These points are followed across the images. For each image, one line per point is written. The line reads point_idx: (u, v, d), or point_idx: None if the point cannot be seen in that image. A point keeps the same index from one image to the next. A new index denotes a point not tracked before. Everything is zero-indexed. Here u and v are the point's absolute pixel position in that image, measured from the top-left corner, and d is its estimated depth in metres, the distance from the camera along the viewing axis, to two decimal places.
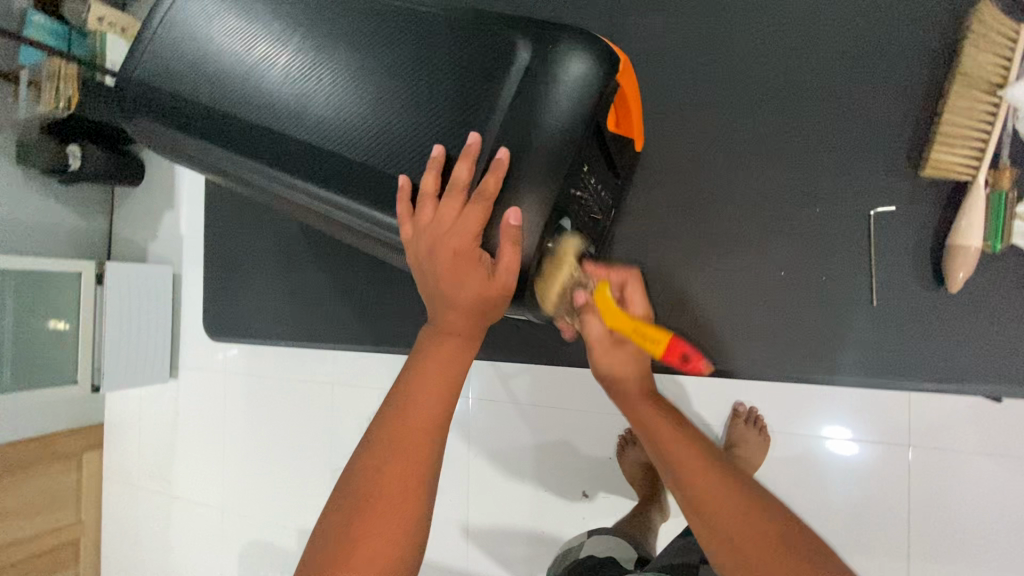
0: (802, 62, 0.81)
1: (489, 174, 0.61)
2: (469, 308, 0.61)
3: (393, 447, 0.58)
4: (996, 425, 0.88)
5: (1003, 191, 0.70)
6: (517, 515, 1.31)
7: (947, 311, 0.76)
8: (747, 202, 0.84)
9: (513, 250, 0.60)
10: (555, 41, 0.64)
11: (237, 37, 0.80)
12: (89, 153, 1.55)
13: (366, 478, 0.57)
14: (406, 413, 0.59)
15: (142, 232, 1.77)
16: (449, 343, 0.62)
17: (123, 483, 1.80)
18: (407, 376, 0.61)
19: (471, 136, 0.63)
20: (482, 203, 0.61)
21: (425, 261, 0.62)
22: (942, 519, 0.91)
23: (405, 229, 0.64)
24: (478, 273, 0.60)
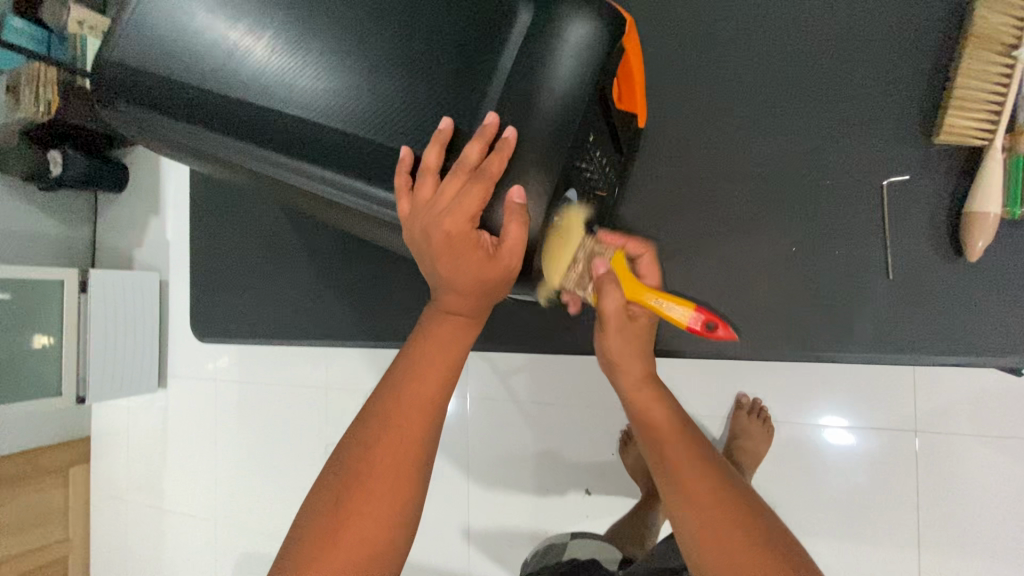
0: (805, 32, 0.79)
1: (495, 154, 0.56)
2: (470, 290, 0.57)
3: (385, 431, 0.53)
4: (989, 410, 0.94)
5: (1021, 155, 0.68)
6: (520, 515, 1.27)
7: (965, 282, 0.73)
8: (754, 177, 0.82)
9: (519, 231, 0.56)
10: (557, 2, 0.61)
11: (216, 12, 0.75)
12: (70, 159, 1.51)
13: (356, 465, 0.52)
14: (401, 394, 0.55)
15: (126, 239, 1.72)
16: (449, 325, 0.58)
17: (111, 498, 1.74)
18: (403, 356, 0.57)
19: (490, 118, 0.58)
20: (485, 183, 0.55)
21: (421, 242, 0.57)
22: (940, 500, 0.96)
23: (402, 206, 0.58)
24: (480, 256, 0.55)
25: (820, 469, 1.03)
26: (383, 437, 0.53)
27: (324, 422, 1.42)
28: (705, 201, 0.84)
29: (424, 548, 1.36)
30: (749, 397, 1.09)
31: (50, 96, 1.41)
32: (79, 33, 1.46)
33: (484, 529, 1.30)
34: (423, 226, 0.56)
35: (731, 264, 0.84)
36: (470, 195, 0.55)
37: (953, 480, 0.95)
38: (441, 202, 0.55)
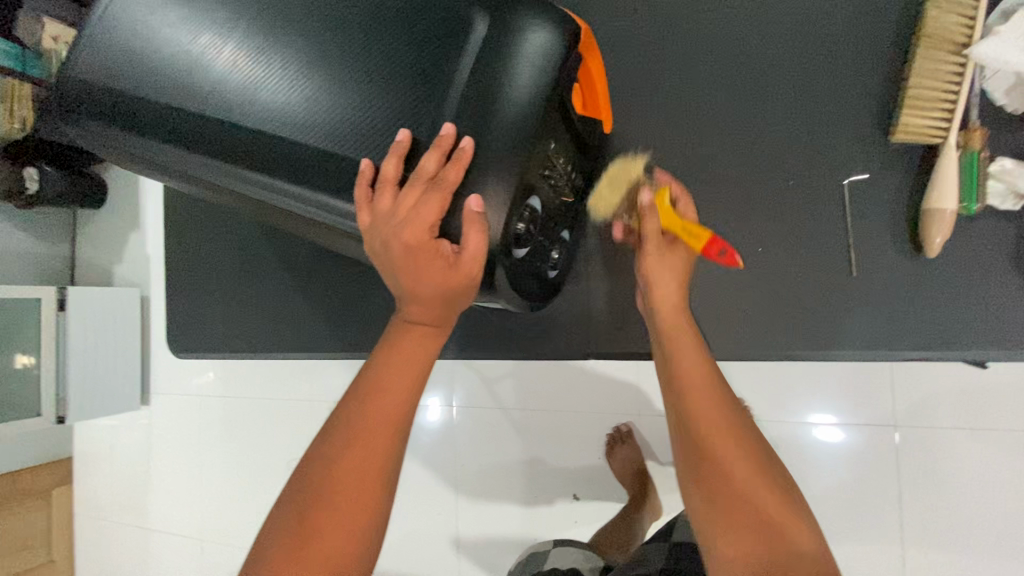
0: (767, 35, 0.80)
1: (453, 165, 0.56)
2: (432, 298, 0.57)
3: (351, 443, 0.53)
4: (973, 401, 0.94)
5: (974, 152, 0.69)
6: (507, 522, 1.26)
7: (928, 278, 0.74)
8: (722, 179, 0.83)
9: (478, 237, 0.56)
10: (512, 12, 0.62)
11: (177, 26, 0.75)
12: (46, 174, 1.47)
13: (320, 478, 0.52)
14: (366, 407, 0.54)
15: (106, 254, 1.69)
16: (414, 335, 0.58)
17: (94, 518, 1.70)
18: (368, 368, 0.57)
19: (445, 128, 0.58)
20: (441, 193, 0.56)
21: (382, 253, 0.58)
22: (929, 489, 0.96)
23: (363, 218, 0.59)
24: (440, 264, 0.56)
25: (807, 465, 1.03)
26: (347, 451, 0.53)
27: (309, 432, 1.41)
28: None
29: (413, 558, 1.35)
30: None
31: (27, 115, 1.41)
32: (55, 49, 1.41)
33: (473, 538, 1.29)
34: (383, 237, 0.57)
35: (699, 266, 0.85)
36: (429, 204, 0.55)
37: (935, 468, 0.96)
38: (400, 212, 0.56)
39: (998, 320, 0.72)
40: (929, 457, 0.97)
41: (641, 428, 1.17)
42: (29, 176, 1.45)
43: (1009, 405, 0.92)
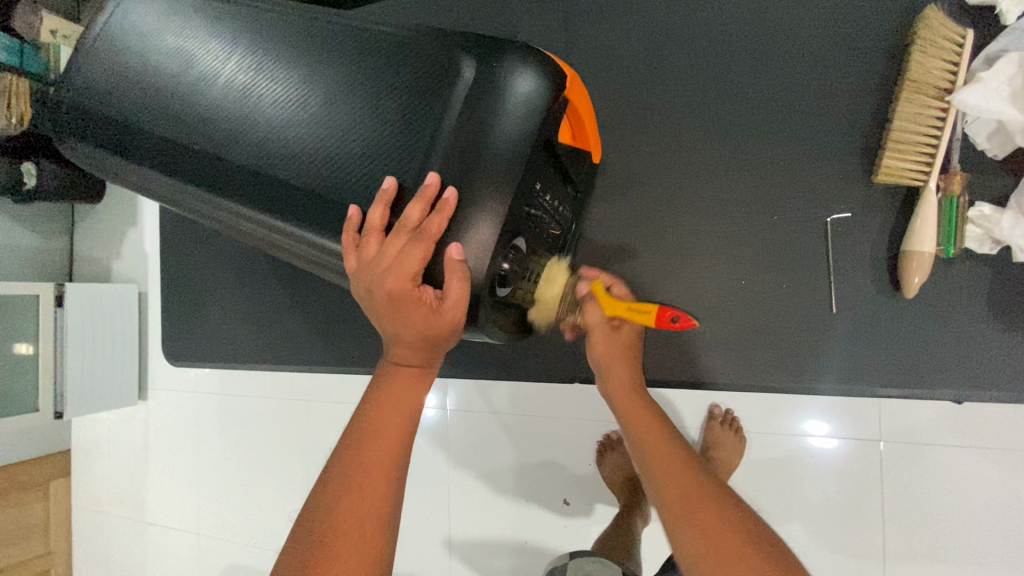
0: (759, 69, 0.82)
1: (435, 215, 0.59)
2: (418, 343, 0.60)
3: (349, 488, 0.56)
4: (969, 420, 0.86)
5: (953, 197, 0.71)
6: (498, 527, 1.23)
7: (906, 313, 0.77)
8: (713, 209, 0.85)
9: (460, 285, 0.58)
10: (499, 57, 0.63)
11: (172, 56, 0.76)
12: (47, 169, 1.40)
13: (322, 522, 0.55)
14: (361, 451, 0.57)
15: (100, 247, 1.65)
16: (402, 378, 0.61)
17: (91, 510, 1.69)
18: (360, 413, 0.60)
19: (429, 177, 0.60)
20: (424, 243, 0.58)
21: (368, 299, 0.60)
22: (943, 515, 0.88)
23: (350, 262, 0.62)
24: (424, 311, 0.58)
25: (803, 481, 0.95)
26: (346, 495, 0.55)
27: (306, 436, 1.37)
28: (660, 234, 0.87)
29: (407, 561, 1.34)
30: (721, 408, 0.99)
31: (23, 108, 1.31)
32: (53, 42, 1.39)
33: (463, 542, 1.26)
34: (368, 283, 0.60)
35: (683, 294, 0.86)
36: (412, 253, 0.58)
37: (931, 488, 0.89)
38: (385, 261, 0.58)
39: (967, 376, 0.76)
40: (926, 482, 0.89)
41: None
42: (26, 171, 1.39)
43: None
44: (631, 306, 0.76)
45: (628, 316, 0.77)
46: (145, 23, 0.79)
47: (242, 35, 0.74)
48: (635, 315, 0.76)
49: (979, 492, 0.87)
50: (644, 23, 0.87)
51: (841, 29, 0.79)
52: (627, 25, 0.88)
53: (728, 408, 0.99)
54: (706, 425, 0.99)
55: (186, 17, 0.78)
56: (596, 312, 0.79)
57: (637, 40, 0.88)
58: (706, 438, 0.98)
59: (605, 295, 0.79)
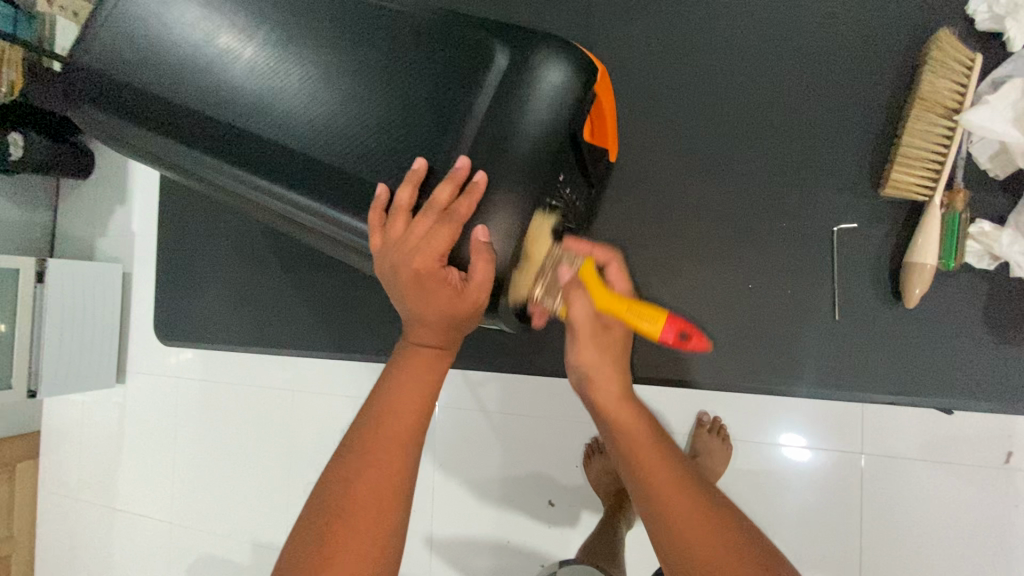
0: (772, 83, 0.85)
1: (465, 198, 0.59)
2: (439, 324, 0.60)
3: (365, 464, 0.56)
4: (942, 434, 0.90)
5: (957, 213, 0.74)
6: (482, 525, 1.22)
7: (901, 324, 0.80)
8: (718, 214, 0.87)
9: (485, 266, 0.58)
10: (533, 49, 0.64)
11: (197, 26, 0.76)
12: (31, 142, 1.36)
13: (338, 497, 0.55)
14: (378, 429, 0.58)
15: (83, 225, 1.60)
16: (421, 359, 0.61)
17: (57, 494, 1.64)
18: (377, 393, 0.60)
19: (460, 161, 0.61)
20: (452, 224, 0.59)
21: (391, 276, 0.61)
22: (909, 524, 0.91)
23: (375, 240, 0.62)
24: (448, 292, 0.59)
25: (785, 489, 0.96)
26: (364, 471, 0.56)
27: (291, 425, 1.35)
28: (668, 236, 0.89)
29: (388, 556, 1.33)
30: (710, 416, 1.00)
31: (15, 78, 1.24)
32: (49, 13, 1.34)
33: (447, 538, 1.25)
34: (393, 262, 0.60)
35: (687, 295, 0.88)
36: (439, 234, 0.58)
37: (902, 500, 0.91)
38: (411, 240, 0.59)
39: (954, 388, 0.78)
40: (902, 492, 0.91)
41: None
42: (11, 141, 1.34)
43: (998, 443, 0.88)
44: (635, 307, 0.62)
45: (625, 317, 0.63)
46: None
47: (270, 11, 0.74)
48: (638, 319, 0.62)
49: (950, 504, 0.89)
50: (662, 31, 0.89)
51: (854, 45, 0.82)
52: (645, 31, 0.90)
53: (716, 417, 1.00)
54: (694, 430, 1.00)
55: None
56: (585, 305, 0.65)
57: (654, 47, 0.90)
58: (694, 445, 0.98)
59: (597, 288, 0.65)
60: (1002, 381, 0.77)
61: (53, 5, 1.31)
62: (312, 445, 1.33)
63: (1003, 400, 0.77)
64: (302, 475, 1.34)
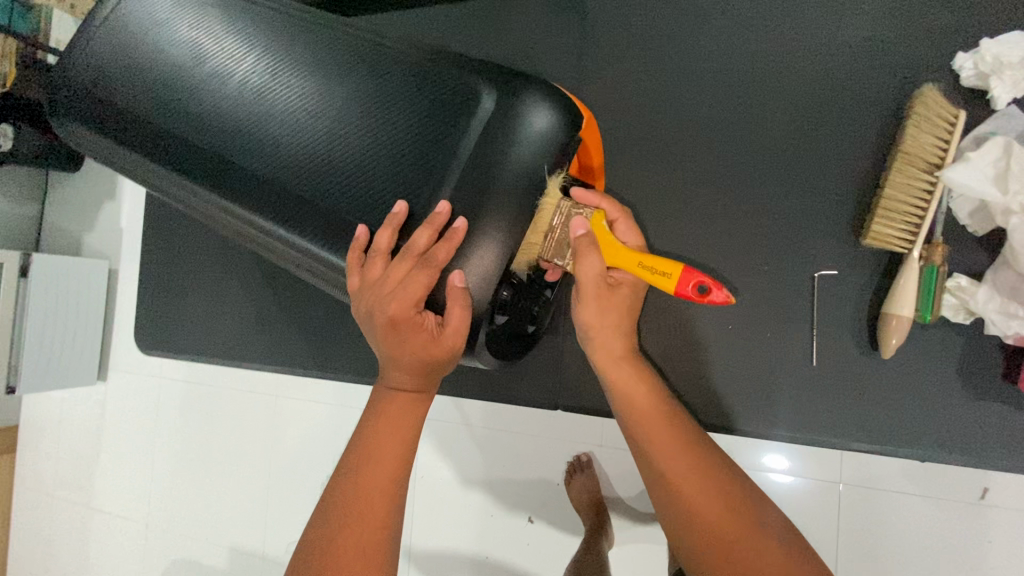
0: (762, 123, 0.85)
1: (444, 243, 0.60)
2: (414, 368, 0.61)
3: (347, 516, 0.58)
4: None
5: (935, 266, 0.74)
6: (459, 539, 1.16)
7: (879, 372, 0.81)
8: (704, 252, 0.87)
9: (461, 313, 0.59)
10: (519, 93, 0.64)
11: (187, 48, 0.75)
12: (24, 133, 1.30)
13: (322, 550, 0.57)
14: (356, 482, 0.59)
15: (69, 219, 1.57)
16: (398, 403, 0.62)
17: (32, 492, 1.61)
18: (360, 433, 0.62)
19: (441, 206, 0.62)
20: (429, 270, 0.60)
21: (369, 319, 0.62)
22: None
23: (353, 282, 0.64)
24: (424, 337, 0.60)
25: None
26: (346, 524, 0.58)
27: (272, 435, 1.33)
28: None
29: None
30: None
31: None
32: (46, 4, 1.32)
33: (424, 551, 1.19)
34: (370, 305, 0.61)
35: (669, 334, 0.89)
36: (415, 280, 0.59)
37: None
38: (388, 286, 0.60)
39: (928, 438, 0.79)
40: (885, 528, 0.85)
41: (603, 459, 1.08)
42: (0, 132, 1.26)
43: (972, 478, 0.82)
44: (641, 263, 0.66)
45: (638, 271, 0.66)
46: (160, 10, 0.78)
47: (260, 35, 0.73)
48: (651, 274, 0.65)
49: None
50: (657, 66, 0.90)
51: (842, 91, 0.83)
52: (640, 66, 0.91)
53: None
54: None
55: (204, 11, 0.76)
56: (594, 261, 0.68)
57: (649, 81, 0.90)
58: None
59: (607, 239, 0.68)
60: (976, 435, 0.78)
61: None
62: (290, 457, 1.31)
63: (975, 451, 0.78)
64: (279, 486, 1.32)
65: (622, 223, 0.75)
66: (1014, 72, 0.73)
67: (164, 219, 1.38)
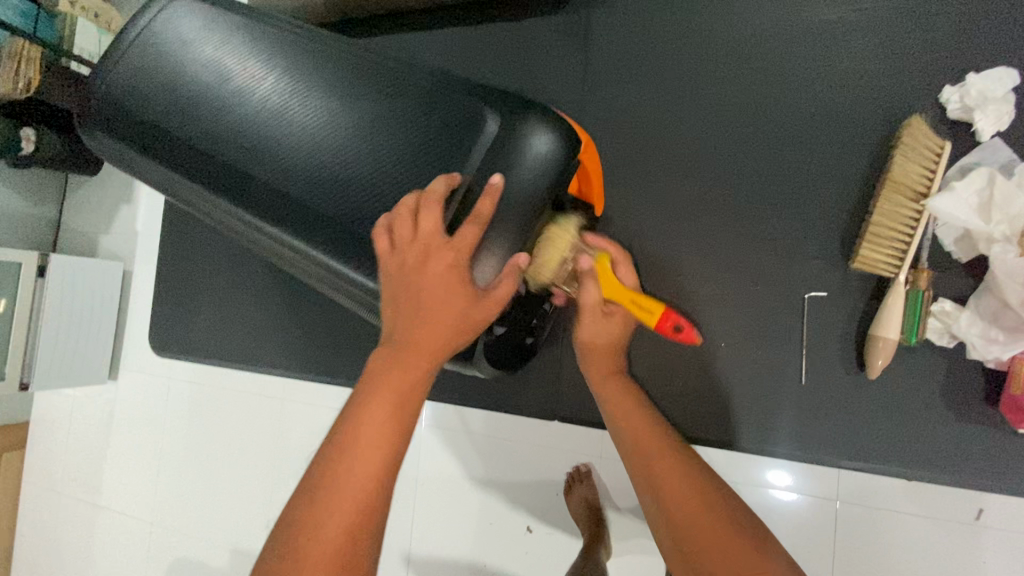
0: (756, 149, 0.89)
1: (485, 197, 0.64)
2: (448, 327, 0.63)
3: (336, 496, 0.57)
4: None
5: (920, 291, 0.78)
6: (458, 545, 1.19)
7: (865, 393, 0.83)
8: (698, 272, 0.91)
9: (510, 276, 0.64)
10: (522, 118, 0.68)
11: (212, 67, 0.80)
12: (44, 137, 1.35)
13: (307, 530, 0.56)
14: (355, 451, 0.59)
15: (88, 222, 1.62)
16: (408, 370, 0.62)
17: (41, 484, 1.65)
18: (360, 399, 0.61)
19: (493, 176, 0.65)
20: (476, 226, 0.64)
21: (398, 275, 0.64)
22: None
23: (382, 243, 0.65)
24: (467, 293, 0.63)
25: None
26: (334, 502, 0.57)
27: (276, 438, 1.36)
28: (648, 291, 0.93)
29: None
30: None
31: (31, 74, 1.25)
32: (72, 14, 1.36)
33: (423, 557, 1.21)
34: (403, 261, 0.64)
35: (664, 350, 0.92)
36: (464, 235, 0.64)
37: None
38: (428, 241, 0.64)
39: (911, 458, 0.82)
40: (883, 543, 0.85)
41: (602, 470, 1.10)
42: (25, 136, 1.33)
43: (965, 497, 0.82)
44: (637, 301, 0.79)
45: (631, 307, 0.80)
46: (188, 30, 0.82)
47: (282, 55, 0.78)
48: (638, 309, 0.80)
49: None
50: (655, 92, 0.94)
51: (834, 120, 0.86)
52: (639, 92, 0.95)
53: None
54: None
55: (230, 31, 0.81)
56: (594, 290, 0.79)
57: (647, 108, 0.95)
58: None
59: (609, 277, 0.79)
60: (958, 457, 0.80)
61: (75, 5, 1.38)
62: (294, 459, 1.34)
63: (959, 471, 0.80)
64: (282, 487, 1.35)
65: (624, 266, 0.86)
66: (997, 105, 0.77)
67: (181, 224, 1.43)
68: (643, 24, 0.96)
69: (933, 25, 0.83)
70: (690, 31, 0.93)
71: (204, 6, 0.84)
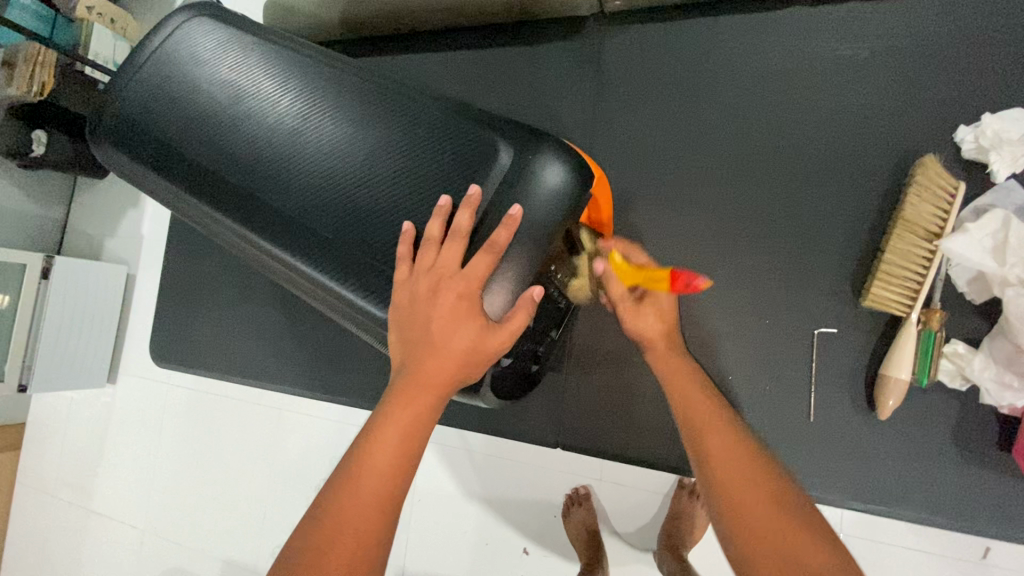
0: (768, 179, 0.89)
1: (502, 227, 0.64)
2: (460, 357, 0.62)
3: (338, 530, 0.56)
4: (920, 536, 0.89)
5: (932, 331, 0.77)
6: (453, 567, 1.16)
7: (875, 431, 0.82)
8: (708, 301, 0.90)
9: (524, 309, 0.63)
10: (535, 151, 0.68)
11: (225, 88, 0.80)
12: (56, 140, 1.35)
13: (308, 564, 0.54)
14: (360, 482, 0.57)
15: (94, 224, 1.62)
16: (421, 400, 0.61)
17: (35, 488, 1.63)
18: (370, 428, 0.61)
19: (512, 207, 0.65)
20: (491, 255, 0.63)
21: (417, 303, 0.63)
22: None
23: (402, 269, 0.66)
24: (480, 324, 0.62)
25: None
26: (337, 536, 0.55)
27: (274, 447, 1.35)
28: None
29: None
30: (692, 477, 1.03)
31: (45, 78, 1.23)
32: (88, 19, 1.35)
33: None
34: (420, 290, 0.64)
35: None
36: (478, 265, 0.63)
37: None
38: (445, 270, 0.64)
39: (922, 499, 0.80)
40: None
41: (602, 493, 1.09)
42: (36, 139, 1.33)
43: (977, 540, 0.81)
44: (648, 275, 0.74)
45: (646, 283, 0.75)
46: (203, 48, 0.83)
47: (295, 77, 0.78)
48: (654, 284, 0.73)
49: None
50: (668, 119, 0.94)
51: (846, 155, 0.86)
52: (652, 119, 0.95)
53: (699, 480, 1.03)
54: (676, 493, 1.03)
55: (246, 50, 0.81)
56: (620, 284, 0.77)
57: (660, 134, 0.94)
58: (672, 505, 1.03)
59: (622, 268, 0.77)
60: (970, 501, 0.79)
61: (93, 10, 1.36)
62: (291, 472, 1.33)
63: (971, 517, 0.78)
64: (278, 499, 1.33)
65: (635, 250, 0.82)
66: (1013, 147, 0.76)
67: (188, 232, 1.44)
68: (658, 51, 0.96)
69: (946, 63, 0.83)
70: (704, 60, 0.93)
71: (218, 26, 0.84)
